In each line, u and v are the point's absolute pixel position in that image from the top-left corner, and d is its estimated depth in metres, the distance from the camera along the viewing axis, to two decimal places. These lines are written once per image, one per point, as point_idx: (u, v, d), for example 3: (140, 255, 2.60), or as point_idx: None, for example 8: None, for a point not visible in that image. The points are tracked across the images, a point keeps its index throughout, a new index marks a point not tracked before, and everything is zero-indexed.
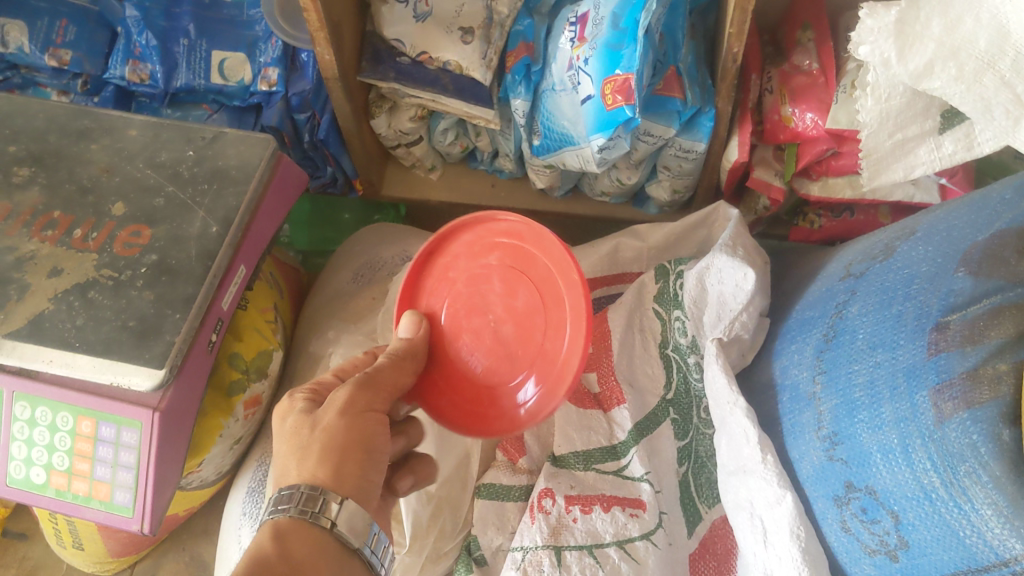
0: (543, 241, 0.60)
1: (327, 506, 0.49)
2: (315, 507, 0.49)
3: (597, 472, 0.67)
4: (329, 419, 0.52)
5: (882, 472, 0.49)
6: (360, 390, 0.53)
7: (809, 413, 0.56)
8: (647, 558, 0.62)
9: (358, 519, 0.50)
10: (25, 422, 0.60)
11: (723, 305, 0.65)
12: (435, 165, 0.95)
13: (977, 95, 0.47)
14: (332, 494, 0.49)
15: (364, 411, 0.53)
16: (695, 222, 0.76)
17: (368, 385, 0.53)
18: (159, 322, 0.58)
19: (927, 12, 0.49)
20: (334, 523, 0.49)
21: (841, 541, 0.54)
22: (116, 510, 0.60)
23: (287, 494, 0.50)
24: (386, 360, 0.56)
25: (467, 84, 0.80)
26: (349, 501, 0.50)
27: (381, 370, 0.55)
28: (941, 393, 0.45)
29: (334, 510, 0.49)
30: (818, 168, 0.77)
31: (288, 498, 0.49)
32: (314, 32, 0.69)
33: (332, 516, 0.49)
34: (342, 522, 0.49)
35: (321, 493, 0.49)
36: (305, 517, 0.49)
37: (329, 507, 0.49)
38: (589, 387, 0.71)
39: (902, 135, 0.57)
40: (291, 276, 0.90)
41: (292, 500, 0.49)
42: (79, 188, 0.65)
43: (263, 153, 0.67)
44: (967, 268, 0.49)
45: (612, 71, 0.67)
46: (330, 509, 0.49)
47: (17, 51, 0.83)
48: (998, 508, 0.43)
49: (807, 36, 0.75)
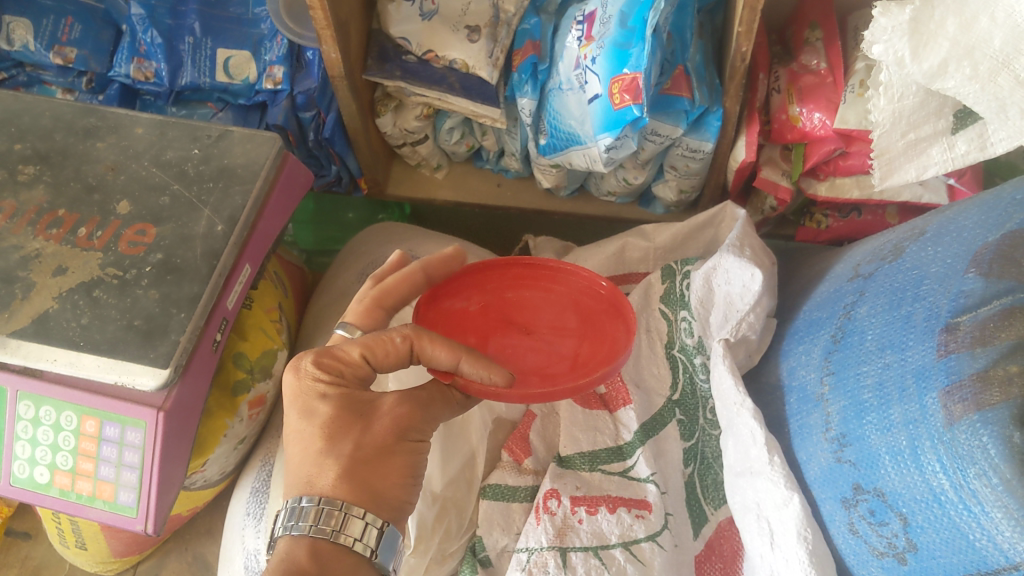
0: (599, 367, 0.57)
1: (367, 531, 0.48)
2: (359, 535, 0.48)
3: (603, 472, 0.67)
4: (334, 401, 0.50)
5: (891, 473, 0.49)
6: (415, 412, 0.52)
7: (817, 414, 0.56)
8: (653, 559, 0.61)
9: (395, 545, 0.50)
10: (29, 421, 0.60)
11: (730, 306, 0.64)
12: (441, 164, 0.95)
13: (992, 94, 0.48)
14: (372, 518, 0.49)
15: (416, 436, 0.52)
16: (702, 222, 0.75)
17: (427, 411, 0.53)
18: (165, 322, 0.58)
19: (942, 11, 0.49)
20: (376, 552, 0.49)
21: (849, 543, 0.54)
22: (121, 510, 0.60)
23: (326, 513, 0.48)
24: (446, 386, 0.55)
25: (474, 83, 0.79)
26: (388, 526, 0.49)
27: (440, 401, 0.54)
28: (951, 394, 0.45)
29: (374, 535, 0.49)
30: (826, 168, 0.76)
31: (329, 518, 0.48)
32: (321, 30, 0.69)
33: (372, 542, 0.48)
34: (380, 549, 0.49)
35: (366, 518, 0.48)
36: (342, 541, 0.47)
37: (372, 534, 0.48)
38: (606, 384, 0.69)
39: (915, 135, 0.57)
40: (296, 274, 0.90)
41: (334, 521, 0.48)
42: (85, 186, 0.65)
43: (270, 152, 0.67)
44: (978, 269, 0.48)
45: (620, 71, 0.66)
46: (369, 535, 0.48)
47: (23, 49, 0.83)
48: (1008, 511, 0.42)
49: (816, 35, 0.75)
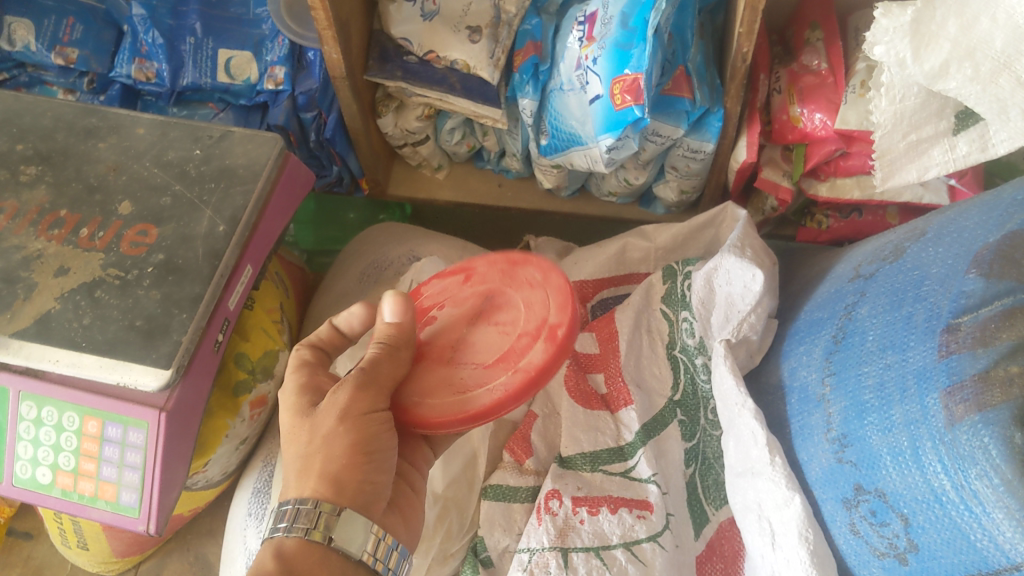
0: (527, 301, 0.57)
1: (323, 519, 0.48)
2: (312, 523, 0.48)
3: (605, 473, 0.67)
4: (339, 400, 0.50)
5: (892, 474, 0.49)
6: (355, 392, 0.50)
7: (818, 414, 0.56)
8: (654, 559, 0.61)
9: (358, 530, 0.48)
10: (30, 421, 0.60)
11: (731, 307, 0.64)
12: (442, 164, 0.95)
13: (993, 95, 0.48)
14: (326, 505, 0.48)
15: (361, 413, 0.50)
16: (703, 222, 0.75)
17: (364, 383, 0.51)
18: (166, 322, 0.58)
19: (942, 12, 0.49)
20: (332, 537, 0.48)
21: (850, 543, 0.54)
22: (123, 510, 0.60)
23: (285, 510, 0.49)
24: (379, 350, 0.52)
25: (475, 83, 0.79)
26: (347, 511, 0.48)
27: (376, 368, 0.52)
28: (952, 395, 0.45)
29: (331, 522, 0.48)
30: (827, 168, 0.77)
31: (286, 514, 0.49)
32: (323, 30, 0.69)
33: (329, 529, 0.48)
34: (339, 534, 0.48)
35: (317, 506, 0.48)
36: (301, 534, 0.48)
37: (325, 521, 0.48)
38: (533, 373, 0.52)
39: (916, 136, 0.57)
40: (297, 274, 0.90)
41: (291, 516, 0.48)
42: (86, 186, 0.65)
43: (272, 152, 0.67)
44: (979, 269, 0.48)
45: (621, 71, 0.66)
46: (326, 522, 0.48)
47: (24, 49, 0.84)
48: (1010, 511, 0.42)
49: (817, 35, 0.75)
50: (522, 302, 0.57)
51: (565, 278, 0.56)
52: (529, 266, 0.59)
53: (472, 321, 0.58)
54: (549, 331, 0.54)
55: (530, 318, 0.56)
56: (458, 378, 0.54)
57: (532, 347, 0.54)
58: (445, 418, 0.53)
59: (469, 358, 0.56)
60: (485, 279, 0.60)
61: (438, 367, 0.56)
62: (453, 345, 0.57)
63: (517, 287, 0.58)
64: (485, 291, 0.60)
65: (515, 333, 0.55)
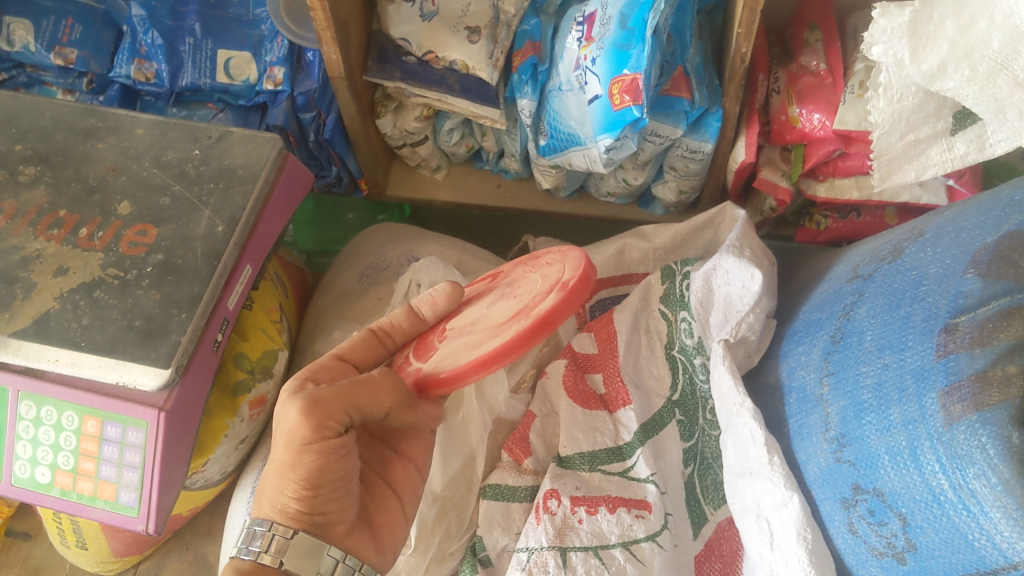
0: (544, 272, 0.56)
1: (276, 543, 0.51)
2: (265, 546, 0.51)
3: (603, 472, 0.67)
4: (290, 415, 0.51)
5: (890, 474, 0.49)
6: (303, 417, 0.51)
7: (816, 414, 0.56)
8: (653, 559, 0.62)
9: (311, 553, 0.51)
10: (29, 421, 0.60)
11: (730, 307, 0.64)
12: (440, 164, 0.95)
13: (990, 95, 0.48)
14: (280, 530, 0.51)
15: (300, 444, 0.51)
16: (702, 223, 0.75)
17: (313, 405, 0.50)
18: (165, 322, 0.58)
19: (940, 12, 0.49)
20: (283, 561, 0.51)
21: (848, 543, 0.54)
22: (121, 510, 0.60)
23: (247, 531, 0.52)
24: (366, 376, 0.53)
25: (474, 84, 0.79)
26: (299, 535, 0.51)
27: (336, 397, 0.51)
28: (951, 395, 0.45)
29: (283, 546, 0.51)
30: (826, 168, 0.77)
31: (247, 535, 0.52)
32: (322, 31, 0.69)
33: (281, 552, 0.51)
34: (291, 559, 0.51)
35: (271, 529, 0.51)
36: (257, 556, 0.51)
37: (277, 544, 0.51)
38: (543, 316, 0.50)
39: (914, 136, 0.57)
40: (297, 275, 0.90)
41: (251, 538, 0.52)
42: (85, 187, 0.65)
43: (271, 153, 0.67)
44: (977, 269, 0.48)
45: (620, 71, 0.67)
46: (278, 546, 0.51)
47: (23, 50, 0.84)
48: (1008, 510, 0.42)
49: (815, 36, 0.75)
50: (539, 276, 0.56)
51: (583, 251, 0.55)
52: (551, 254, 0.58)
53: (493, 299, 0.57)
54: (561, 287, 0.52)
55: (546, 283, 0.54)
56: (473, 340, 0.53)
57: (546, 301, 0.52)
58: (458, 371, 0.52)
59: (484, 325, 0.54)
60: (510, 272, 0.60)
61: (456, 337, 0.54)
62: (470, 321, 0.55)
63: (536, 268, 0.57)
64: (507, 279, 0.59)
65: (531, 296, 0.54)
